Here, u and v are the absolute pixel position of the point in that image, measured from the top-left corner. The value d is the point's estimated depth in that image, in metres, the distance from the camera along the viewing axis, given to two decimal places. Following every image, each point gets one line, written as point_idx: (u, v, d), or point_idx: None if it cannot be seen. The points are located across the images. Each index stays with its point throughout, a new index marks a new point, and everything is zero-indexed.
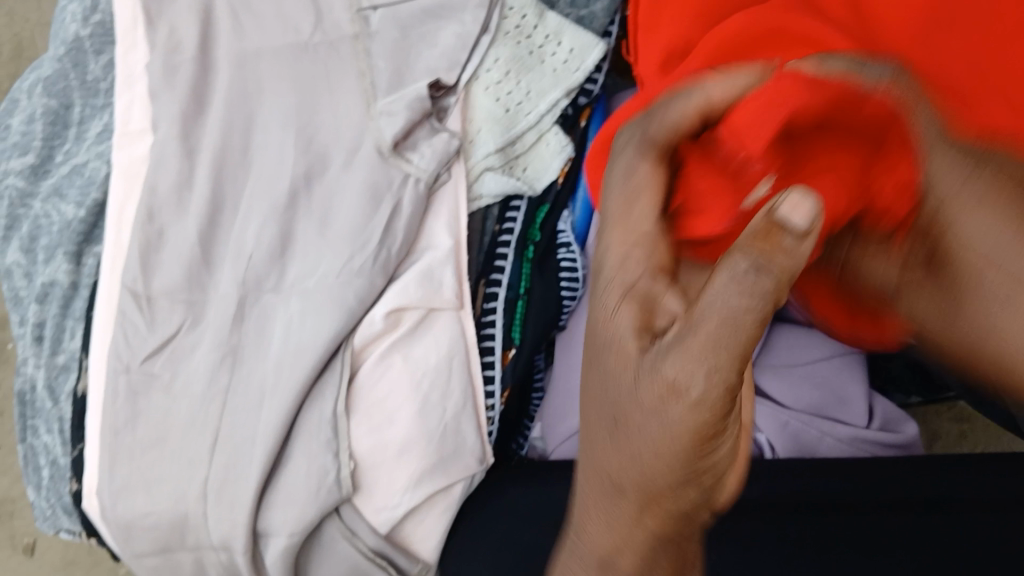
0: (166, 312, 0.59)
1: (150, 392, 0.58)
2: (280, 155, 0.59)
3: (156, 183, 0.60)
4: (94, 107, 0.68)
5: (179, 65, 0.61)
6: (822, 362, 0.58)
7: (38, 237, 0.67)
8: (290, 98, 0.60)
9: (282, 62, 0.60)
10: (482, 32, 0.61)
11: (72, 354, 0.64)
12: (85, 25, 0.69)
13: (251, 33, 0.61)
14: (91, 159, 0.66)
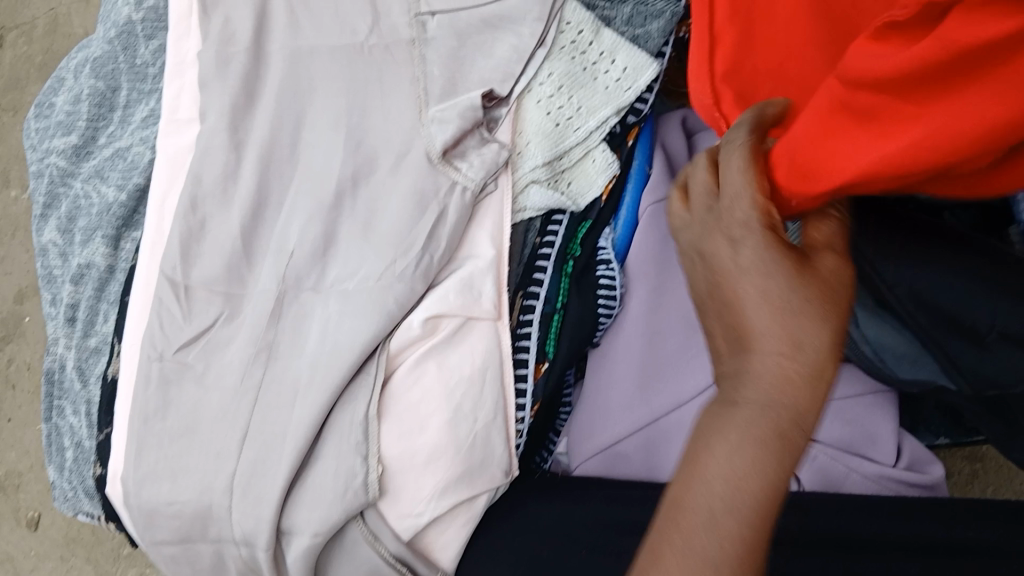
0: (203, 303, 0.59)
1: (182, 382, 0.58)
2: (329, 155, 0.59)
3: (202, 173, 0.60)
4: (142, 92, 0.68)
5: (232, 57, 0.61)
6: (854, 399, 0.57)
7: (77, 217, 0.67)
8: (342, 98, 0.60)
9: (336, 62, 0.61)
10: (537, 46, 0.61)
11: (104, 337, 0.64)
12: (137, 9, 0.68)
13: (307, 31, 0.62)
14: (134, 144, 0.66)
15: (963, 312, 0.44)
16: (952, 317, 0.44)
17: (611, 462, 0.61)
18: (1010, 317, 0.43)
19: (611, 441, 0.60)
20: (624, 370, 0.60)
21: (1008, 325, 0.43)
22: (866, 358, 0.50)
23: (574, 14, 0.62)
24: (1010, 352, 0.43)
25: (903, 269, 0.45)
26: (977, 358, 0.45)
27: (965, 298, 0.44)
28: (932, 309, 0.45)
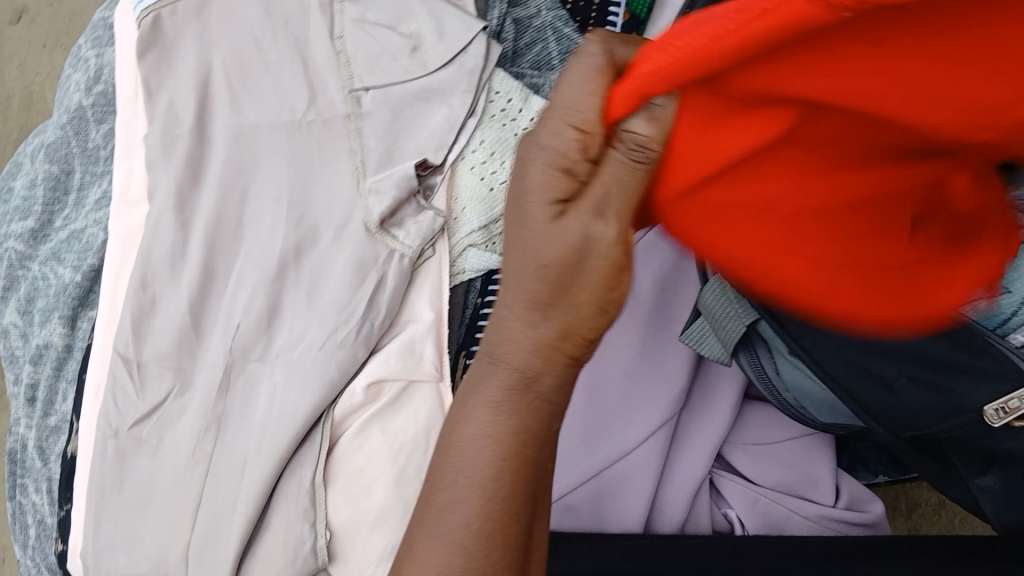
0: (155, 378, 0.60)
1: (137, 456, 0.59)
2: (272, 229, 0.61)
3: (151, 252, 0.62)
4: (95, 173, 0.70)
5: (177, 139, 0.63)
6: (790, 442, 0.59)
7: (36, 299, 0.69)
8: (283, 173, 0.62)
9: (277, 138, 0.62)
10: (468, 115, 0.63)
11: (63, 416, 0.65)
12: (87, 95, 0.70)
13: (248, 109, 0.63)
14: (89, 225, 0.68)
15: (872, 363, 0.46)
16: (862, 368, 0.47)
17: (562, 517, 0.57)
18: (916, 365, 0.45)
19: (559, 493, 0.57)
20: (570, 423, 0.58)
21: (914, 372, 0.46)
22: (789, 406, 0.52)
23: (503, 83, 0.65)
24: (920, 398, 0.46)
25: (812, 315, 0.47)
26: (890, 404, 0.47)
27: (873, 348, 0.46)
28: (846, 356, 0.47)
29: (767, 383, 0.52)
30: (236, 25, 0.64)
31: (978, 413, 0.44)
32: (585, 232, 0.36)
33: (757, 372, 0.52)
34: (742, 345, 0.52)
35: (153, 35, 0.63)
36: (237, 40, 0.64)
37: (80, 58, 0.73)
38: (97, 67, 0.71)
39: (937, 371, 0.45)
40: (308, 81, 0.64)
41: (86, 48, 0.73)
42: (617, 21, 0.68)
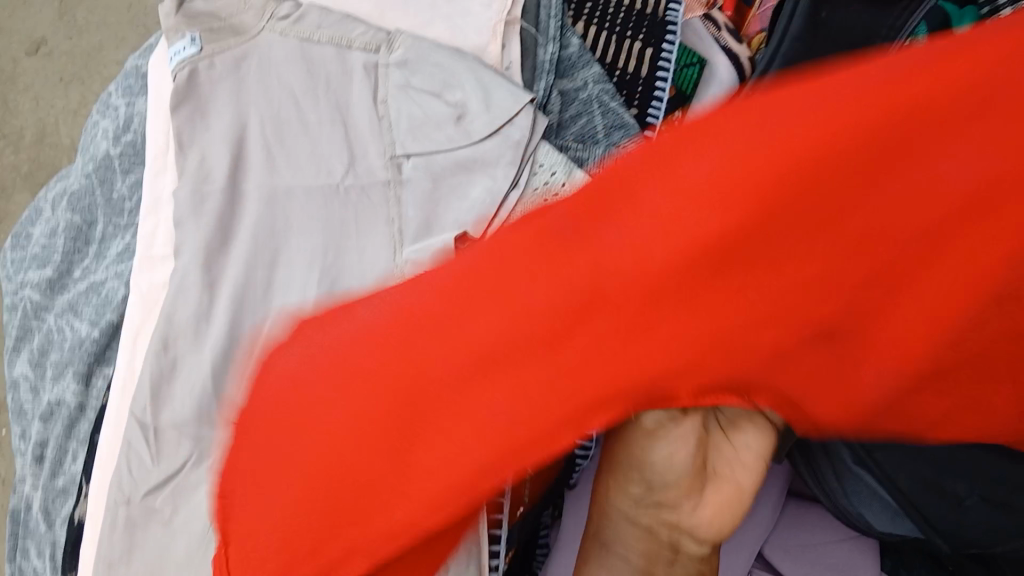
0: (172, 446, 0.58)
1: (150, 525, 0.57)
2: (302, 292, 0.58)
3: (173, 313, 0.59)
4: (119, 226, 0.68)
5: (207, 197, 0.61)
6: (836, 544, 0.57)
7: (49, 351, 0.66)
8: (318, 235, 0.60)
9: (314, 202, 0.61)
10: (512, 187, 0.61)
11: (73, 477, 0.62)
12: (115, 144, 0.69)
13: (283, 169, 0.61)
14: (109, 279, 0.66)
15: (944, 478, 0.45)
16: (934, 483, 0.46)
17: None
18: (990, 485, 0.44)
19: None
20: None
21: (988, 491, 0.45)
22: (841, 512, 0.50)
23: (548, 156, 0.63)
24: (985, 514, 0.45)
25: (883, 427, 0.44)
26: (957, 523, 0.46)
27: (947, 465, 0.45)
28: (919, 473, 0.46)
29: (823, 489, 0.49)
30: (274, 83, 0.62)
31: None
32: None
33: (815, 478, 0.50)
34: (799, 447, 0.49)
35: (189, 87, 0.62)
36: (275, 98, 0.62)
37: (108, 106, 0.71)
38: (127, 116, 0.69)
39: (1012, 492, 0.44)
40: (347, 143, 0.62)
41: (116, 96, 0.71)
42: (663, 98, 0.66)
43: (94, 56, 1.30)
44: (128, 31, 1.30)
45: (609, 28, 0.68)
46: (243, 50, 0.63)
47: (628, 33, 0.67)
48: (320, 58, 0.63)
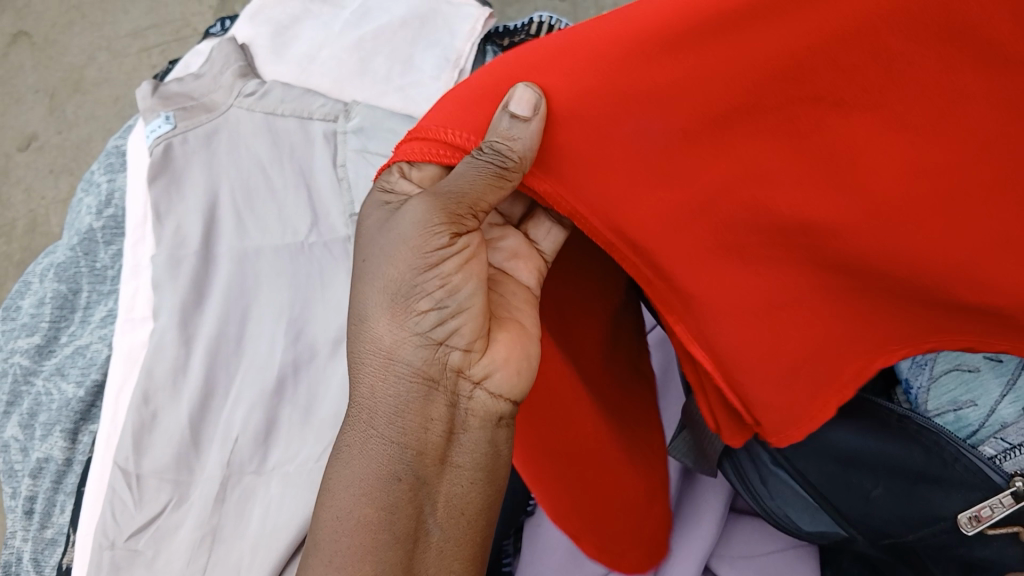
0: (153, 491, 0.62)
1: (133, 569, 0.60)
2: (271, 344, 0.64)
3: (152, 368, 0.64)
4: (101, 292, 0.74)
5: (182, 260, 0.66)
6: (775, 554, 0.60)
7: (38, 413, 0.70)
8: (285, 292, 0.65)
9: (281, 260, 0.66)
10: None
11: (61, 528, 0.66)
12: (97, 218, 0.74)
13: (252, 232, 0.67)
14: (93, 341, 0.71)
15: (851, 470, 0.50)
16: (841, 478, 0.50)
17: None
18: (893, 476, 0.48)
19: None
20: (556, 536, 0.61)
21: (892, 482, 0.48)
22: (771, 518, 0.54)
23: None
24: (895, 505, 0.48)
25: None
26: (863, 512, 0.50)
27: (850, 458, 0.50)
28: (823, 465, 0.51)
29: (749, 493, 0.54)
30: (243, 154, 0.68)
31: (953, 521, 0.46)
32: (431, 422, 0.39)
33: (741, 483, 0.54)
34: (724, 456, 0.54)
35: (164, 161, 0.67)
36: (244, 167, 0.68)
37: (91, 183, 0.77)
38: (108, 191, 0.75)
39: (912, 480, 0.48)
40: (310, 206, 0.67)
41: (97, 174, 0.77)
42: None
43: (83, 149, 1.36)
44: (115, 123, 1.36)
45: None
46: (213, 125, 0.69)
47: None
48: (284, 129, 0.68)
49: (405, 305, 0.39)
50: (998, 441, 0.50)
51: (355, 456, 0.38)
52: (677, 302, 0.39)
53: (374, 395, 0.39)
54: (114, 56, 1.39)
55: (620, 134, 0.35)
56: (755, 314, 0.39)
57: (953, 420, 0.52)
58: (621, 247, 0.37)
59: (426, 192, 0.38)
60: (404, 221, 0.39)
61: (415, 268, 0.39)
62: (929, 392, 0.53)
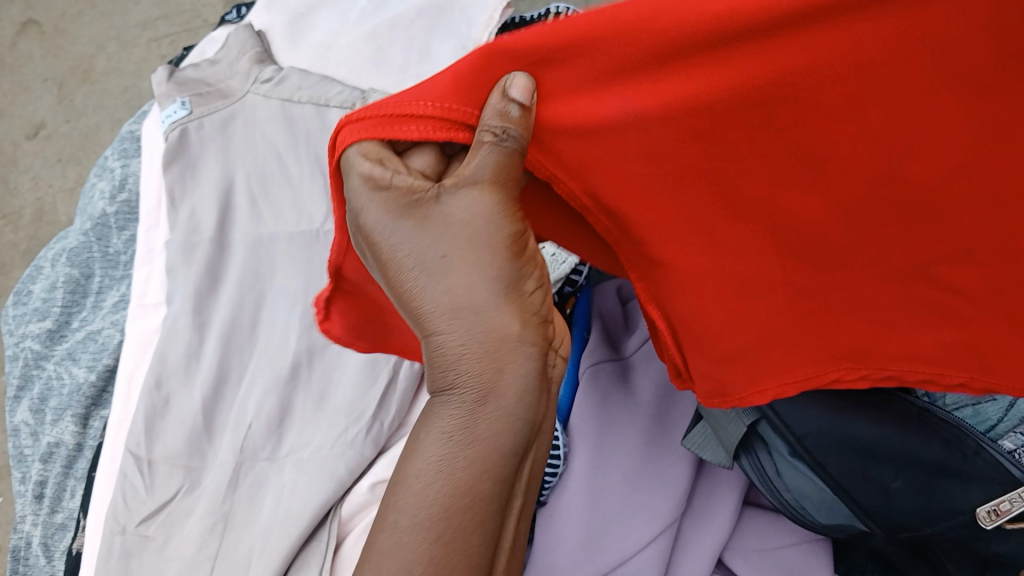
0: (164, 476, 0.62)
1: (143, 554, 0.60)
2: (286, 330, 0.64)
3: (166, 352, 0.65)
4: (113, 277, 0.73)
5: (197, 246, 0.66)
6: (789, 548, 0.60)
7: (48, 398, 0.70)
8: (299, 278, 0.65)
9: (295, 246, 0.66)
10: None
11: (71, 513, 0.66)
12: (111, 203, 0.74)
13: (267, 219, 0.67)
14: (105, 327, 0.71)
15: (870, 462, 0.49)
16: (861, 470, 0.49)
17: None
18: (913, 468, 0.48)
19: None
20: (570, 527, 0.60)
21: (912, 475, 0.48)
22: (788, 512, 0.53)
23: None
24: (915, 499, 0.48)
25: (805, 412, 0.51)
26: (884, 505, 0.49)
27: (871, 449, 0.49)
28: (845, 457, 0.49)
29: (766, 486, 0.53)
30: (259, 140, 0.68)
31: (971, 515, 0.46)
32: (534, 399, 0.37)
33: (758, 474, 0.54)
34: (742, 446, 0.54)
35: (179, 146, 0.68)
36: (259, 154, 0.68)
37: (104, 168, 0.76)
38: (121, 176, 0.74)
39: (932, 473, 0.48)
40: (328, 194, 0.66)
41: (112, 159, 0.76)
42: None
43: (90, 138, 1.36)
44: (123, 112, 1.36)
45: None
46: (229, 111, 0.69)
47: None
48: (301, 115, 0.67)
49: (518, 284, 0.37)
50: (1018, 434, 0.50)
51: (464, 453, 0.36)
52: (644, 263, 0.42)
53: (480, 383, 0.36)
54: (123, 46, 1.39)
55: (603, 115, 0.36)
56: (722, 293, 0.43)
57: (971, 415, 0.52)
58: (595, 211, 0.39)
59: (479, 179, 0.35)
60: (465, 196, 0.36)
61: (507, 252, 0.36)
62: (946, 387, 0.53)
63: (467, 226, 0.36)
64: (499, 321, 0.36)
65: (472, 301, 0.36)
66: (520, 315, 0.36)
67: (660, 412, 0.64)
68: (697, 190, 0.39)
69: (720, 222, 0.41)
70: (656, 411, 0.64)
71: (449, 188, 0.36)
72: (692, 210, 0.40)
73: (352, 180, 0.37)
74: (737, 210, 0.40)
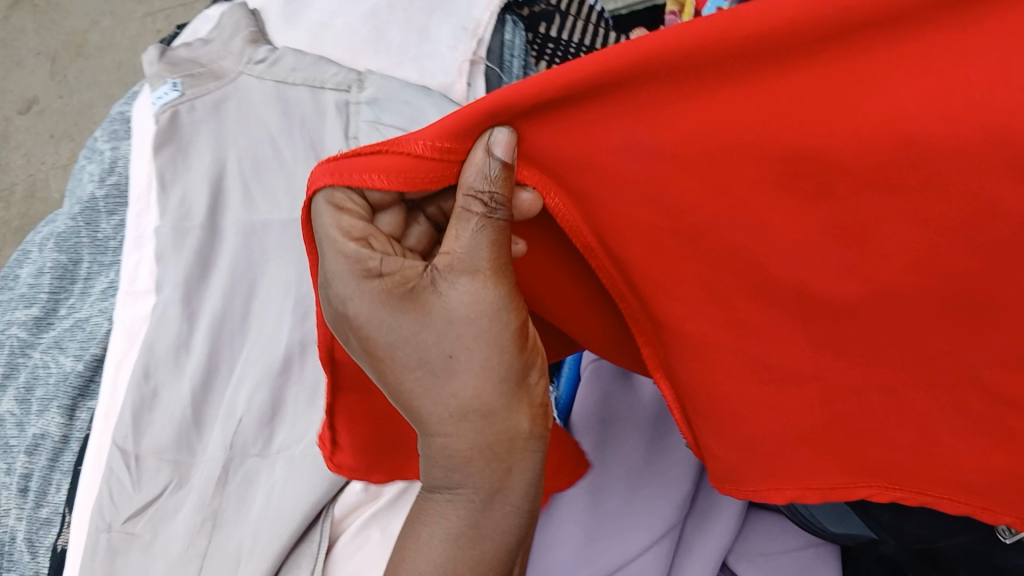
0: (153, 470, 0.60)
1: (129, 552, 0.58)
2: (278, 320, 0.62)
3: (155, 342, 0.62)
4: (102, 263, 0.71)
5: (188, 231, 0.64)
6: (793, 553, 0.58)
7: (35, 388, 0.68)
8: (292, 268, 0.63)
9: (288, 234, 0.63)
10: None
11: (56, 507, 0.64)
12: (101, 185, 0.71)
13: (260, 205, 0.65)
14: (93, 314, 0.69)
15: None
16: None
17: None
18: None
19: None
20: (570, 528, 0.59)
21: None
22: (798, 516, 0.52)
23: None
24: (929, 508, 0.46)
25: None
26: (897, 514, 0.47)
27: None
28: None
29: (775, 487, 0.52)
30: (252, 123, 0.65)
31: (988, 528, 0.44)
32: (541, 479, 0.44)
33: None
34: None
35: (170, 129, 0.65)
36: (252, 138, 0.65)
37: (94, 151, 0.74)
38: (111, 159, 0.72)
39: None
40: None
41: (101, 141, 0.74)
42: None
43: (85, 114, 1.33)
44: (118, 89, 1.33)
45: None
46: (221, 92, 0.66)
47: None
48: (295, 98, 0.65)
49: (523, 383, 0.41)
50: None
51: (473, 551, 0.42)
52: (650, 328, 0.41)
53: (489, 484, 0.41)
54: (118, 20, 1.35)
55: (609, 151, 0.33)
56: (739, 376, 0.39)
57: None
58: (599, 253, 0.38)
59: (476, 270, 0.38)
60: (474, 300, 0.38)
61: (517, 352, 0.40)
62: None
63: (481, 319, 0.38)
64: (515, 420, 0.40)
65: (489, 412, 0.40)
66: (529, 406, 0.41)
67: (662, 410, 0.61)
68: (718, 242, 0.35)
69: (729, 288, 0.36)
70: (658, 408, 0.62)
71: (450, 284, 0.38)
72: (696, 274, 0.37)
73: (338, 276, 0.39)
74: (753, 295, 0.36)
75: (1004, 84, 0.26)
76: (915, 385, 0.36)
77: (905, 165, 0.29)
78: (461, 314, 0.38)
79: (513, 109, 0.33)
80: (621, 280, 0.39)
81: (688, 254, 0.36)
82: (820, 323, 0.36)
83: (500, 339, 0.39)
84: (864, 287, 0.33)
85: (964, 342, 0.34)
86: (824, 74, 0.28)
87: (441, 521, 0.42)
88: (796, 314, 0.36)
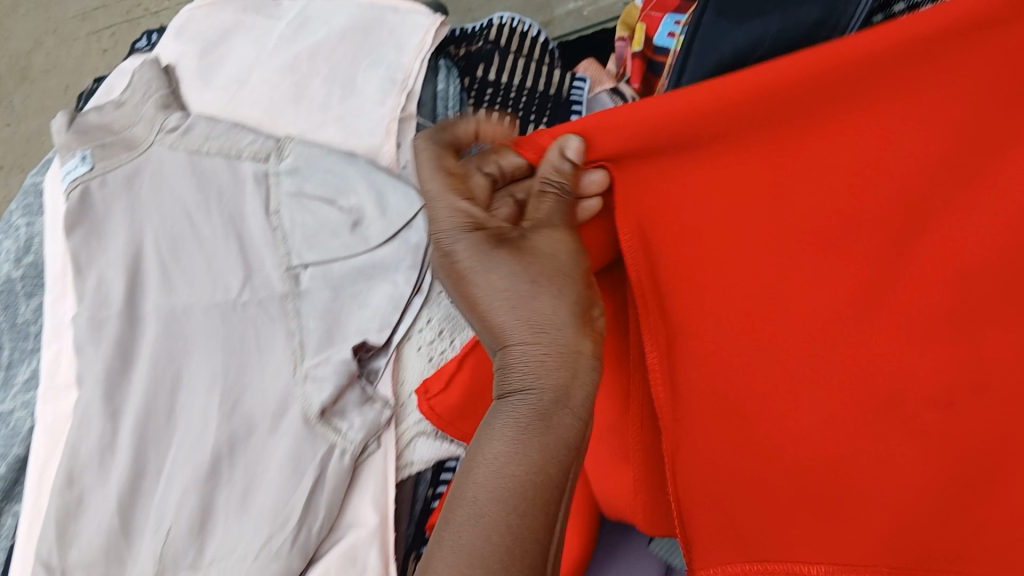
0: None
1: None
2: (203, 416, 0.57)
3: (79, 444, 0.58)
4: (23, 350, 0.66)
5: (105, 321, 0.59)
6: None
7: None
8: (217, 356, 0.58)
9: (210, 320, 0.59)
10: (415, 293, 0.57)
11: None
12: (17, 265, 0.67)
13: (180, 289, 0.60)
14: (16, 408, 0.64)
15: None
16: None
17: None
18: None
19: None
20: None
21: None
22: None
23: None
24: None
25: None
26: None
27: None
28: None
29: None
30: (168, 199, 0.60)
31: None
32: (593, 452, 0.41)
33: None
34: None
35: (82, 208, 0.60)
36: (168, 215, 0.60)
37: (10, 226, 0.70)
38: (27, 237, 0.68)
39: None
40: (242, 257, 0.59)
41: (18, 216, 0.69)
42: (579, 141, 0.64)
43: (32, 141, 1.28)
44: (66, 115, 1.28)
45: (510, 112, 0.65)
46: (134, 165, 0.61)
47: (531, 115, 0.65)
48: (211, 169, 0.60)
49: (590, 313, 0.41)
50: None
51: (542, 439, 0.37)
52: (669, 334, 0.44)
53: (558, 387, 0.39)
54: (62, 40, 1.30)
55: (666, 199, 0.43)
56: (765, 374, 0.44)
57: None
58: (648, 293, 0.43)
59: (554, 224, 0.41)
60: (547, 247, 0.40)
61: (584, 283, 0.41)
62: None
63: (544, 254, 0.40)
64: (585, 341, 0.40)
65: (546, 321, 0.39)
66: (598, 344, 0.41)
67: None
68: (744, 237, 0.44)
69: (801, 267, 0.44)
70: None
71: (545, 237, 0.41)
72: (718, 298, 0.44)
73: (445, 226, 0.42)
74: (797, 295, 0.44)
75: (866, 37, 0.39)
76: (911, 379, 0.43)
77: (859, 164, 0.43)
78: (543, 252, 0.40)
79: (612, 154, 0.42)
80: (654, 299, 0.44)
81: (710, 266, 0.44)
82: (809, 330, 0.44)
83: (558, 271, 0.40)
84: (850, 301, 0.44)
85: (946, 360, 0.43)
86: (816, 83, 0.40)
87: (511, 415, 0.38)
88: (791, 321, 0.44)
